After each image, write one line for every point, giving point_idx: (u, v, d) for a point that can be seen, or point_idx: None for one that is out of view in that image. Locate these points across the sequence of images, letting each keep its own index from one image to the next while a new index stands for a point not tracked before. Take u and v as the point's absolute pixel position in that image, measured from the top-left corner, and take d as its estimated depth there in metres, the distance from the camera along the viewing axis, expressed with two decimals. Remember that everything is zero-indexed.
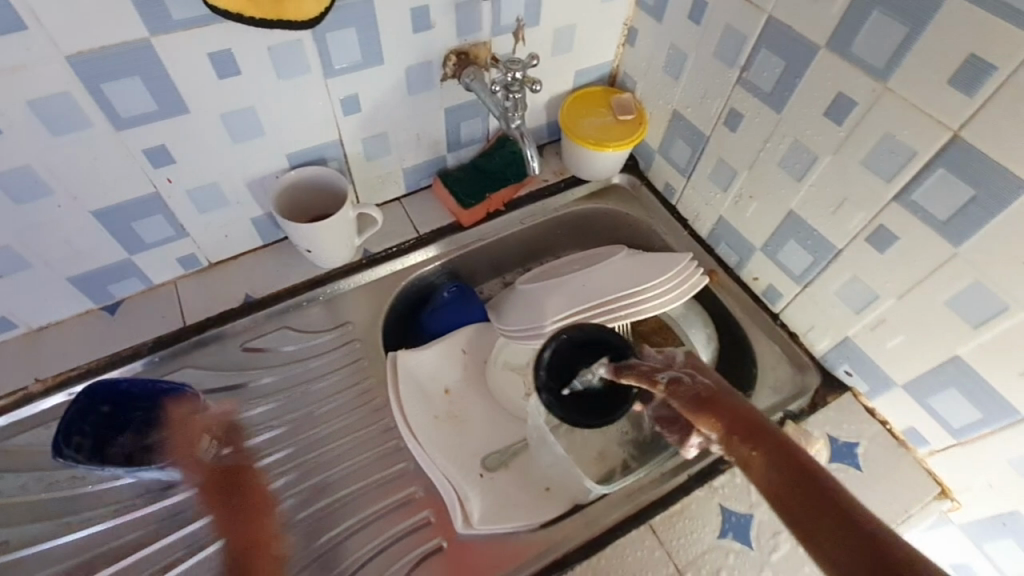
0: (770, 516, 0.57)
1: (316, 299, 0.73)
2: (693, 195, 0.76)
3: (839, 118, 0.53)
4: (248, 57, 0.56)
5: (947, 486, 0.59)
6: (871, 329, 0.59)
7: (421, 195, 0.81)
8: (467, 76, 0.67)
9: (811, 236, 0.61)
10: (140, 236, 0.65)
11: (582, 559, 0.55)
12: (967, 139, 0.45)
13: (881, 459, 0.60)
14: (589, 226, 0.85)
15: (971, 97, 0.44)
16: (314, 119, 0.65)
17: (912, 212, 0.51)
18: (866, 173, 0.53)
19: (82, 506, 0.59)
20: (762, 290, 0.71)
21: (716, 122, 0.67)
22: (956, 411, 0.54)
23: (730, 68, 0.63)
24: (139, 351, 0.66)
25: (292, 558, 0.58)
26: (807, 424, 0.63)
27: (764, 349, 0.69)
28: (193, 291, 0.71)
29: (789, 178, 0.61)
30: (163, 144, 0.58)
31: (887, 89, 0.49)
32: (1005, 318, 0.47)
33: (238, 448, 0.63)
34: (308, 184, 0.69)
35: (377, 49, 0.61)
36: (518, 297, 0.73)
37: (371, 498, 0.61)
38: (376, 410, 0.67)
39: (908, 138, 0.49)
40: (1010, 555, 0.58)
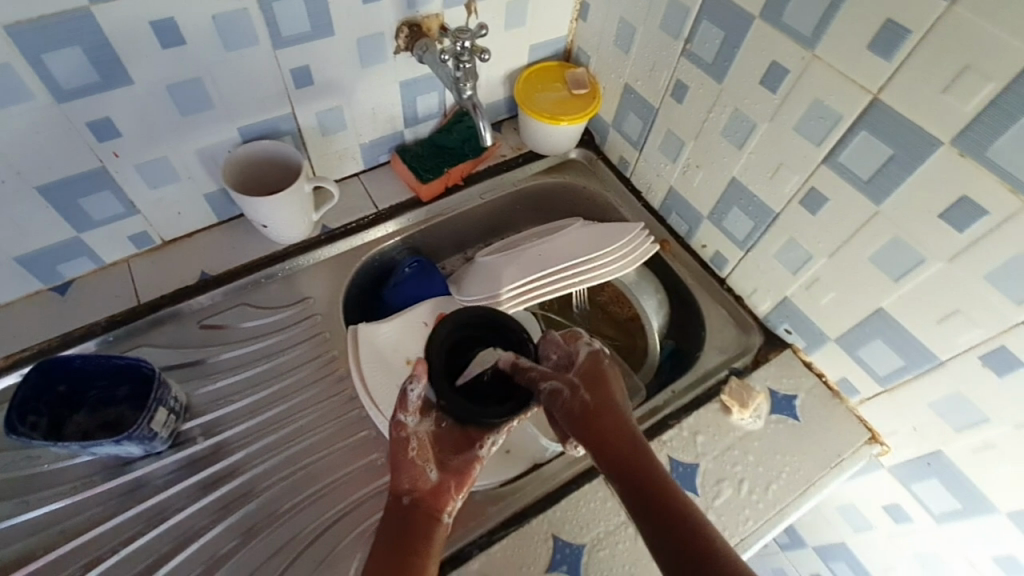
0: (715, 465, 0.60)
1: (275, 276, 0.73)
2: (646, 167, 0.79)
3: (774, 86, 0.56)
4: (193, 27, 0.55)
5: (876, 431, 0.62)
6: (806, 288, 0.62)
7: (380, 171, 0.82)
8: (419, 48, 0.67)
9: (751, 201, 0.64)
10: (88, 213, 0.63)
11: (539, 513, 0.57)
12: (885, 101, 0.48)
13: (818, 409, 0.64)
14: (548, 200, 0.87)
15: (888, 61, 0.47)
16: (265, 92, 0.64)
17: (839, 174, 0.54)
18: (799, 138, 0.56)
19: (38, 486, 0.58)
20: (710, 257, 0.74)
21: (664, 95, 0.70)
22: (882, 360, 0.58)
23: (674, 41, 0.65)
24: (93, 331, 0.66)
25: (255, 526, 0.59)
26: (750, 378, 0.66)
27: (711, 312, 0.72)
28: (147, 270, 0.70)
29: (730, 146, 0.64)
30: (108, 117, 0.57)
31: (815, 56, 0.51)
32: (922, 269, 0.51)
33: (198, 423, 0.63)
34: (261, 158, 0.69)
35: (327, 20, 0.61)
36: (477, 269, 0.75)
37: (335, 466, 0.62)
38: (339, 382, 0.68)
39: (835, 102, 0.52)
40: (935, 493, 0.60)
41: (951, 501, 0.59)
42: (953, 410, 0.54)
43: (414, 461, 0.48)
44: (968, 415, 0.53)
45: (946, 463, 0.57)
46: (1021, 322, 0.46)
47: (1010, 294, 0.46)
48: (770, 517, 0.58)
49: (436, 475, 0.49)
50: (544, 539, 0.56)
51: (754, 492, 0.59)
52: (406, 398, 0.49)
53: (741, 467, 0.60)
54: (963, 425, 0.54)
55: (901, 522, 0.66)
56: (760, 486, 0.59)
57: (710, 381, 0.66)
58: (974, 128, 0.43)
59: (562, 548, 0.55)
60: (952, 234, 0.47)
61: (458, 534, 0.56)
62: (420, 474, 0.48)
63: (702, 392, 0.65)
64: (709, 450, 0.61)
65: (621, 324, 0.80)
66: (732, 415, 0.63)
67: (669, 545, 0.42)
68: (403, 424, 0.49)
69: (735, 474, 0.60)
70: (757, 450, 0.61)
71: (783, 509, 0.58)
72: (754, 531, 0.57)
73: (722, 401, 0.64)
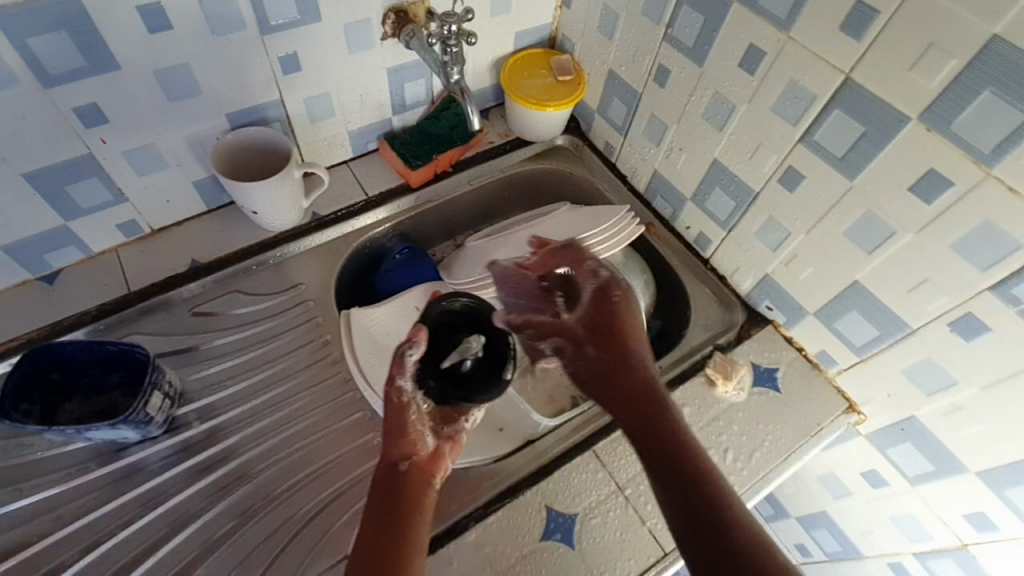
0: (701, 435, 0.63)
1: (266, 263, 0.73)
2: (630, 151, 0.80)
3: (752, 68, 0.58)
4: (180, 12, 0.55)
5: (853, 401, 0.65)
6: (786, 264, 0.65)
7: (369, 158, 0.82)
8: (405, 35, 0.68)
9: (732, 182, 0.66)
10: (76, 201, 0.63)
11: (532, 486, 0.59)
12: (857, 80, 0.50)
13: (798, 381, 0.67)
14: (536, 186, 0.89)
15: (859, 41, 0.49)
16: (253, 78, 0.65)
17: (815, 152, 0.56)
18: (777, 118, 0.58)
19: (31, 473, 0.58)
20: (694, 238, 0.76)
21: (647, 79, 0.71)
22: (858, 331, 0.60)
23: (656, 26, 0.66)
24: (83, 319, 0.65)
25: (253, 506, 0.59)
26: (733, 352, 0.68)
27: (696, 291, 0.74)
28: (136, 258, 0.70)
29: (711, 128, 0.66)
30: (95, 102, 0.57)
31: (790, 39, 0.53)
32: (893, 241, 0.53)
33: (193, 408, 0.64)
34: (250, 145, 0.69)
35: (313, 5, 0.62)
36: (467, 254, 0.76)
37: (330, 447, 0.63)
38: (332, 365, 0.69)
39: (809, 83, 0.54)
40: (910, 458, 0.63)
41: (924, 464, 0.62)
42: (924, 376, 0.56)
43: (414, 424, 0.53)
44: (938, 381, 0.56)
45: (919, 428, 0.60)
46: (985, 288, 0.48)
47: (975, 261, 0.48)
48: (754, 483, 0.60)
49: (433, 441, 0.54)
50: (538, 509, 0.58)
51: (738, 460, 0.61)
52: (405, 362, 0.54)
53: (726, 437, 0.63)
54: (935, 390, 0.56)
55: (878, 487, 0.69)
56: (744, 454, 0.62)
57: (696, 356, 0.68)
58: (939, 104, 0.46)
59: (555, 518, 0.57)
60: (920, 206, 0.50)
61: (454, 509, 0.57)
62: (417, 440, 0.52)
63: (688, 366, 0.68)
64: (695, 421, 0.63)
65: None
66: (717, 387, 0.65)
67: (711, 546, 0.44)
68: (404, 389, 0.54)
69: (720, 444, 0.62)
70: (740, 420, 0.64)
71: (767, 475, 0.61)
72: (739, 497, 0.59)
73: (707, 374, 0.66)
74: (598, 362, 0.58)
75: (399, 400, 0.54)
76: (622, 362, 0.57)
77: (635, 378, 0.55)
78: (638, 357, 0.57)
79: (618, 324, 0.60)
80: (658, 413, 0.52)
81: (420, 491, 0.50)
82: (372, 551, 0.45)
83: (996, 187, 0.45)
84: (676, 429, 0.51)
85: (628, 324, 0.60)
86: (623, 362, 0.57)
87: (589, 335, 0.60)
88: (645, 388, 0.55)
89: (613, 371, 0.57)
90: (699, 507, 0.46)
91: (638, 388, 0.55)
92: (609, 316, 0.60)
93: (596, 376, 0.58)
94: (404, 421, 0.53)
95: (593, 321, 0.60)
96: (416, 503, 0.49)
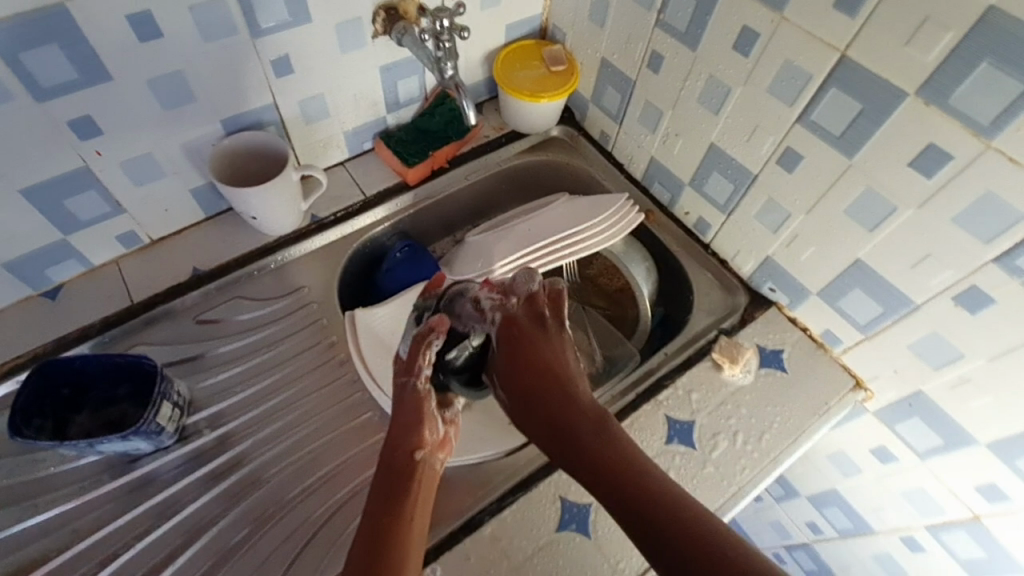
0: (710, 420, 0.63)
1: (267, 267, 0.73)
2: (626, 139, 0.80)
3: (746, 50, 0.58)
4: (170, 20, 0.55)
5: (860, 378, 0.65)
6: (787, 245, 0.65)
7: (365, 158, 0.82)
8: (396, 31, 0.67)
9: (730, 165, 0.66)
10: (74, 214, 0.63)
11: (545, 478, 0.59)
12: (853, 57, 0.50)
13: (803, 361, 0.67)
14: (533, 179, 0.88)
15: (853, 18, 0.48)
16: (245, 83, 0.64)
17: (813, 132, 0.56)
18: (773, 100, 0.58)
19: (46, 488, 0.59)
20: (694, 223, 0.76)
21: (640, 66, 0.71)
22: (862, 309, 0.61)
23: (647, 12, 0.66)
24: (88, 332, 0.66)
25: (268, 511, 0.60)
26: (738, 336, 0.69)
27: (698, 276, 0.74)
28: (137, 269, 0.70)
29: (707, 113, 0.65)
30: (88, 114, 0.57)
31: (784, 19, 0.53)
32: (895, 217, 0.53)
33: (203, 416, 0.64)
34: (246, 150, 0.69)
35: (303, 6, 0.61)
36: (467, 249, 0.76)
37: (342, 448, 0.64)
38: (339, 367, 0.69)
39: (804, 62, 0.54)
40: (918, 432, 0.63)
41: (933, 438, 0.62)
42: (930, 350, 0.57)
43: (431, 414, 0.53)
44: (944, 354, 0.56)
45: (926, 403, 0.60)
46: (989, 259, 0.48)
47: (977, 234, 0.48)
48: (765, 464, 0.60)
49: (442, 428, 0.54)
50: (552, 500, 0.58)
51: (748, 442, 0.62)
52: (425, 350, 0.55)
53: (735, 420, 0.63)
54: (941, 364, 0.56)
55: (887, 463, 0.70)
56: (753, 436, 0.62)
57: (702, 341, 0.68)
58: (936, 78, 0.46)
59: (569, 508, 0.57)
60: (921, 180, 0.50)
61: (468, 504, 0.58)
62: (432, 429, 0.52)
63: (694, 352, 0.68)
64: (703, 406, 0.64)
65: (611, 295, 0.82)
66: (724, 371, 0.66)
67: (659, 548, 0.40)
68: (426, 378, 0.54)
69: (729, 427, 0.63)
70: (748, 403, 0.64)
71: (777, 456, 0.61)
72: (750, 479, 0.60)
73: (713, 359, 0.66)
74: (531, 404, 0.53)
75: (418, 391, 0.54)
76: (548, 381, 0.53)
77: (565, 403, 0.51)
78: (557, 367, 0.54)
79: (508, 338, 0.57)
80: (601, 442, 0.48)
81: (429, 482, 0.51)
82: (385, 537, 0.44)
83: (996, 159, 0.45)
84: (609, 439, 0.48)
85: (555, 358, 0.55)
86: (559, 369, 0.54)
87: (501, 370, 0.57)
88: (591, 423, 0.49)
89: (530, 392, 0.54)
90: (644, 519, 0.42)
91: (559, 411, 0.51)
92: (517, 345, 0.57)
93: (541, 412, 0.52)
94: (424, 410, 0.53)
95: (508, 337, 0.57)
96: (423, 491, 0.49)
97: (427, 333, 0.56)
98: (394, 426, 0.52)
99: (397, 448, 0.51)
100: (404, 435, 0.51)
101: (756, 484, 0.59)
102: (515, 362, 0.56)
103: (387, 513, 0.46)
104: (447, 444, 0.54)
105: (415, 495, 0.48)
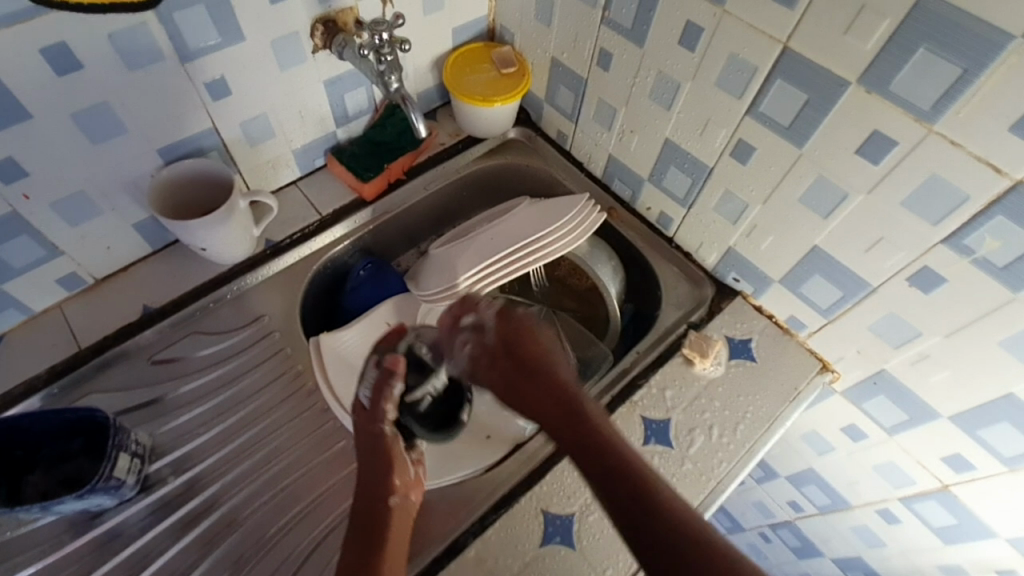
0: (685, 416, 0.63)
1: (224, 298, 0.70)
2: (583, 137, 0.79)
3: (691, 45, 0.58)
4: (89, 50, 0.52)
5: (826, 361, 0.67)
6: (747, 235, 0.65)
7: (318, 176, 0.80)
8: (337, 44, 0.65)
9: (686, 159, 0.66)
10: (6, 261, 0.59)
11: (526, 492, 0.59)
12: (795, 49, 0.50)
13: (772, 348, 0.68)
14: (494, 183, 0.87)
15: (791, 9, 0.48)
16: (179, 108, 0.61)
17: (762, 123, 0.56)
18: (722, 93, 0.58)
19: (2, 555, 0.55)
20: (656, 218, 0.76)
21: (590, 64, 0.70)
22: (822, 293, 0.61)
23: (592, 10, 0.65)
24: (35, 385, 0.62)
25: (245, 554, 0.58)
26: (706, 329, 0.69)
27: (664, 271, 0.75)
28: (84, 313, 0.67)
29: (659, 109, 0.65)
30: (10, 156, 0.53)
31: (725, 12, 0.53)
32: (846, 204, 0.54)
33: (167, 462, 0.61)
34: (189, 178, 0.66)
35: (234, 25, 0.58)
36: (431, 262, 0.74)
37: (316, 480, 0.62)
38: (308, 396, 0.67)
39: (749, 55, 0.53)
40: (884, 408, 0.65)
41: (898, 413, 0.64)
42: (890, 330, 0.58)
43: (403, 459, 0.54)
44: (904, 333, 0.57)
45: (890, 380, 0.62)
46: (939, 241, 0.49)
47: (926, 216, 0.49)
48: (741, 456, 0.61)
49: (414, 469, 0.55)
50: (535, 514, 0.58)
51: (724, 435, 0.62)
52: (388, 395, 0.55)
53: (709, 414, 0.63)
54: (901, 342, 0.58)
55: (857, 440, 0.71)
56: (729, 428, 0.63)
57: (672, 336, 0.68)
58: (876, 64, 0.46)
59: (552, 521, 0.57)
60: (869, 167, 0.50)
61: (451, 526, 0.57)
62: (404, 473, 0.53)
63: (665, 348, 0.68)
64: (678, 403, 0.64)
65: (581, 295, 0.81)
66: (695, 365, 0.66)
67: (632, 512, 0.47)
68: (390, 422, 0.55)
69: (703, 421, 0.63)
70: (721, 395, 0.64)
71: (753, 446, 0.62)
72: (728, 472, 0.60)
73: (684, 354, 0.67)
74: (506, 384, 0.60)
75: (386, 434, 0.54)
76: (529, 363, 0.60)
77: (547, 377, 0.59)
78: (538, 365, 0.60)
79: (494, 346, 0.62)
80: (603, 446, 0.52)
81: (405, 526, 0.52)
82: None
83: (938, 142, 0.45)
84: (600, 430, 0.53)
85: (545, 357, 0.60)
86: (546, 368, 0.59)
87: (494, 371, 0.61)
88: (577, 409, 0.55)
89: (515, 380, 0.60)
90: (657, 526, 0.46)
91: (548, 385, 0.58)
92: (521, 346, 0.61)
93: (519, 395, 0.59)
94: (393, 455, 0.54)
95: (499, 334, 0.62)
96: (401, 531, 0.51)
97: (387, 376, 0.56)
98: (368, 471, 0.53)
99: (374, 489, 0.52)
100: (378, 482, 0.52)
101: (735, 476, 0.60)
102: (511, 360, 0.60)
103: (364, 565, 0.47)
104: (421, 485, 0.55)
105: (392, 540, 0.50)
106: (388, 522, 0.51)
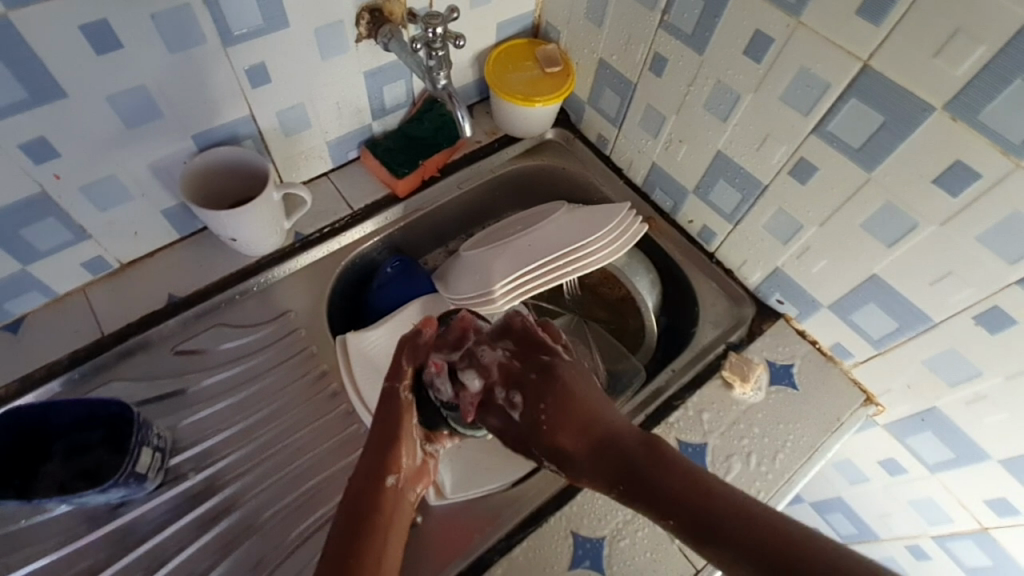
0: (722, 441, 0.61)
1: (249, 291, 0.69)
2: (625, 144, 0.77)
3: (758, 55, 0.55)
4: (131, 30, 0.50)
5: (871, 392, 0.64)
6: (798, 257, 0.62)
7: (350, 168, 0.77)
8: (382, 36, 0.62)
9: (738, 174, 0.63)
10: (32, 243, 0.57)
11: (556, 509, 0.57)
12: (875, 68, 0.47)
13: (813, 375, 0.65)
14: (528, 184, 0.84)
15: (877, 26, 0.45)
16: (219, 94, 0.59)
17: (829, 143, 0.53)
18: (788, 109, 0.55)
19: (13, 546, 0.54)
20: (698, 232, 0.73)
21: (642, 69, 0.67)
22: (876, 323, 0.59)
23: (650, 12, 0.62)
24: (57, 370, 0.60)
25: (264, 558, 0.56)
26: (746, 351, 0.67)
27: (704, 289, 0.72)
28: (107, 298, 0.65)
29: (713, 120, 0.62)
30: (41, 136, 0.51)
31: (801, 23, 0.50)
32: (915, 233, 0.51)
33: (188, 457, 0.60)
34: (223, 166, 0.64)
35: (279, 10, 0.56)
36: (462, 264, 0.72)
37: (338, 485, 0.60)
38: (333, 397, 0.65)
39: (822, 71, 0.51)
40: (929, 446, 0.63)
41: (945, 452, 0.62)
42: (945, 366, 0.56)
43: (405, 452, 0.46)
44: (961, 371, 0.55)
45: (940, 418, 0.60)
46: (1013, 281, 0.47)
47: (1002, 254, 0.47)
48: (779, 486, 0.59)
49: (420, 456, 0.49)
50: (564, 535, 0.56)
51: (762, 463, 0.60)
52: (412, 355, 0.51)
53: (748, 440, 0.61)
54: (957, 381, 0.56)
55: (896, 474, 0.70)
56: (767, 457, 0.60)
57: (710, 357, 0.66)
58: (968, 92, 0.43)
59: (582, 544, 0.55)
60: (945, 199, 0.48)
61: (478, 542, 0.55)
62: (407, 454, 0.47)
63: (704, 367, 0.66)
64: (715, 427, 0.62)
65: (612, 305, 0.79)
66: (735, 389, 0.64)
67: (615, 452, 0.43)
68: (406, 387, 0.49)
69: (742, 448, 0.61)
70: (760, 422, 0.62)
71: (792, 477, 0.60)
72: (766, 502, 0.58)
73: (723, 377, 0.64)
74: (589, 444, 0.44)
75: (402, 400, 0.48)
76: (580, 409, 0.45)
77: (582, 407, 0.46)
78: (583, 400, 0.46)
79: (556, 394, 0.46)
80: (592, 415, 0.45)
81: (404, 519, 0.45)
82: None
83: None
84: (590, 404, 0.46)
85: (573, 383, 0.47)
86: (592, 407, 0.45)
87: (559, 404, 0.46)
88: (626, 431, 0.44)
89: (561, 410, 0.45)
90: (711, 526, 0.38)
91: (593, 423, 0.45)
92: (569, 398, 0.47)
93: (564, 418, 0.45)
94: (400, 429, 0.47)
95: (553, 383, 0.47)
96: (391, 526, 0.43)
97: (415, 336, 0.51)
98: (368, 448, 0.47)
99: (370, 471, 0.45)
100: (378, 459, 0.46)
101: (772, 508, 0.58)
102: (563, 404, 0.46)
103: (351, 551, 0.40)
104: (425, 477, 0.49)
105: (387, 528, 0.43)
106: (379, 511, 0.43)
